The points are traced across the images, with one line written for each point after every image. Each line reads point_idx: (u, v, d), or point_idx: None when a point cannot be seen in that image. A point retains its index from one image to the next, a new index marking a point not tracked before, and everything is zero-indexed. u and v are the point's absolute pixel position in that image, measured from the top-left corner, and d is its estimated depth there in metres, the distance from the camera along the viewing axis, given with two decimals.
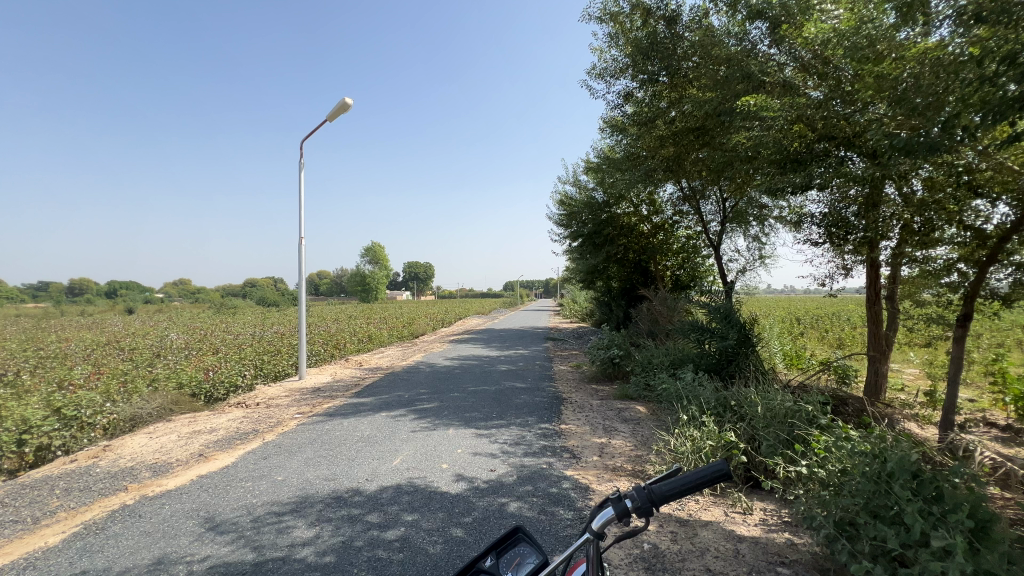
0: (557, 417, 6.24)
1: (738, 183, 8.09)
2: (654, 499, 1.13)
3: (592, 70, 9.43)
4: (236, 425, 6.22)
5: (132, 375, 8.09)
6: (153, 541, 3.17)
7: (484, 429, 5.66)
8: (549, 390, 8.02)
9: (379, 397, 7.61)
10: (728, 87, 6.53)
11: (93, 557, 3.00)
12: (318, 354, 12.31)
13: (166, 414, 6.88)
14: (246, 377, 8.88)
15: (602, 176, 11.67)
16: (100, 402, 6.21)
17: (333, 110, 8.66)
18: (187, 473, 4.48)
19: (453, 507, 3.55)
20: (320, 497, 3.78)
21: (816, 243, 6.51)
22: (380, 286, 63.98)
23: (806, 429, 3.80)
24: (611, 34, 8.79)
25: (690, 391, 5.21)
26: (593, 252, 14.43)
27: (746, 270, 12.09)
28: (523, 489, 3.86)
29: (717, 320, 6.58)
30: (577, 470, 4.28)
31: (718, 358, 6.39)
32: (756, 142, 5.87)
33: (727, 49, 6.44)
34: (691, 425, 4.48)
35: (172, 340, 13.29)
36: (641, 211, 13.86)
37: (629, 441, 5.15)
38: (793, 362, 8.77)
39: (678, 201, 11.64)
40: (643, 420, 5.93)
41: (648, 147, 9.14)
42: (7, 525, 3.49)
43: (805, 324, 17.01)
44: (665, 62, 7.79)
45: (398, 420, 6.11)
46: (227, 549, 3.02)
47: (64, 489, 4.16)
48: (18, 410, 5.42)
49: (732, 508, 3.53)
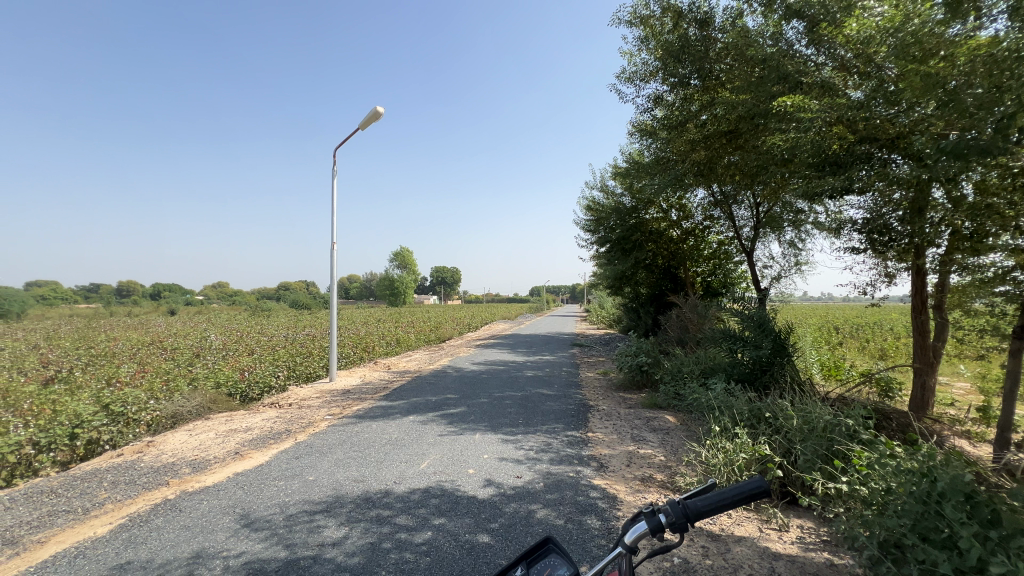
0: (584, 424, 6.19)
1: (773, 188, 7.92)
2: (690, 514, 1.09)
3: (622, 74, 9.40)
4: (270, 425, 6.40)
5: (173, 374, 8.48)
6: (192, 535, 3.29)
7: (511, 435, 5.65)
8: (577, 397, 7.94)
9: (406, 400, 7.70)
10: (763, 89, 6.41)
11: (137, 548, 3.14)
12: (348, 358, 12.59)
13: (205, 412, 7.16)
14: (279, 377, 9.17)
15: (630, 181, 11.56)
16: (144, 399, 6.52)
17: (366, 118, 8.90)
18: (223, 470, 4.64)
19: (479, 512, 3.56)
20: (349, 498, 3.85)
21: (856, 250, 6.29)
22: (409, 291, 65.08)
23: (847, 444, 3.60)
24: (640, 37, 8.72)
25: (723, 401, 5.07)
26: (621, 257, 14.26)
27: (781, 277, 11.71)
28: (550, 497, 3.83)
29: (750, 329, 6.41)
30: (605, 480, 4.22)
31: (752, 368, 6.21)
32: (793, 145, 5.71)
33: (762, 49, 6.28)
34: (724, 436, 4.36)
35: (211, 340, 13.90)
36: (670, 216, 13.68)
37: (658, 451, 5.04)
38: (832, 373, 8.43)
39: (710, 205, 11.46)
40: (672, 430, 5.82)
41: (678, 151, 8.90)
42: (60, 515, 3.70)
43: (845, 333, 16.33)
44: (697, 64, 7.69)
45: (426, 424, 6.17)
46: (261, 547, 3.10)
47: (112, 482, 4.38)
48: (71, 405, 5.74)
49: (766, 523, 3.41)
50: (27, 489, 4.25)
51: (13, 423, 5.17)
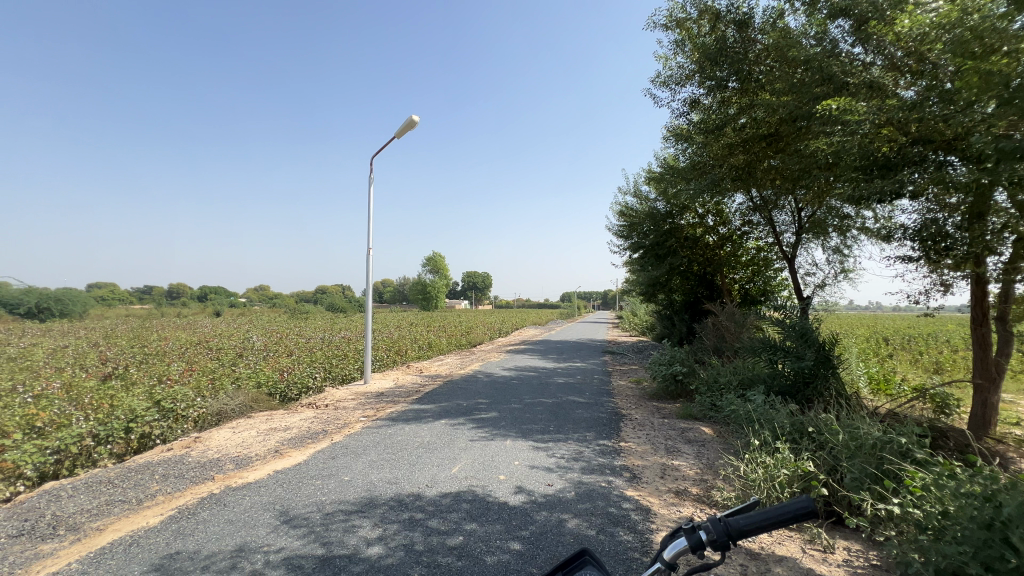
0: (616, 433, 6.09)
1: (817, 192, 7.62)
2: (733, 533, 1.06)
3: (656, 78, 9.31)
4: (308, 425, 6.62)
5: (219, 373, 8.90)
6: (235, 529, 3.43)
7: (542, 442, 5.62)
8: (609, 405, 7.82)
9: (438, 404, 7.78)
10: (806, 91, 6.20)
11: (185, 539, 3.29)
12: (382, 360, 12.86)
13: (247, 410, 7.47)
14: (317, 378, 9.46)
15: (664, 186, 11.36)
16: (192, 396, 6.86)
17: (402, 127, 9.12)
18: (264, 468, 4.83)
19: (510, 519, 3.56)
20: (383, 499, 3.92)
21: (908, 257, 5.97)
22: (441, 295, 65.96)
23: (899, 464, 3.39)
24: (676, 40, 8.60)
25: (763, 414, 4.88)
26: (655, 264, 14.01)
27: (826, 285, 11.21)
28: (581, 506, 3.79)
29: (792, 339, 6.15)
30: (638, 491, 4.14)
31: (794, 379, 5.98)
32: (838, 148, 5.49)
33: (805, 50, 6.08)
34: (764, 451, 4.20)
35: (253, 341, 14.50)
36: (706, 221, 13.35)
37: (693, 464, 4.90)
38: (882, 386, 7.98)
39: (749, 210, 11.13)
40: (708, 442, 5.65)
41: (715, 155, 8.71)
42: (117, 504, 3.94)
43: (895, 345, 15.40)
44: (735, 67, 7.50)
45: (457, 428, 6.22)
46: (299, 543, 3.20)
47: (162, 475, 4.62)
48: (127, 400, 6.10)
49: (810, 543, 3.26)
50: (87, 479, 4.53)
51: (76, 416, 5.54)
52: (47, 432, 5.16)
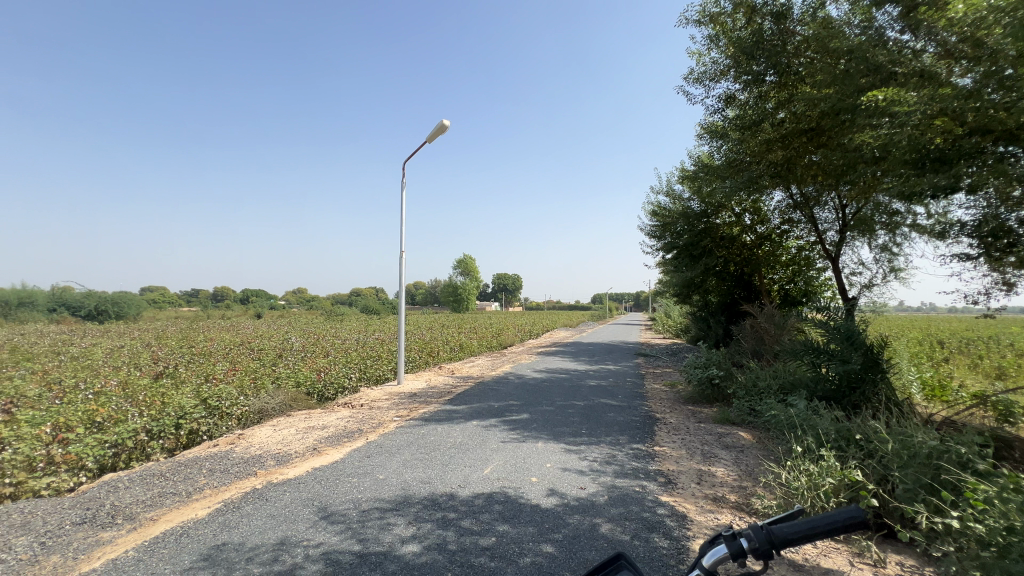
0: (650, 437, 5.98)
1: (863, 188, 7.27)
2: (776, 541, 1.02)
3: (689, 75, 9.12)
4: (344, 423, 6.81)
5: (260, 373, 9.25)
6: (277, 524, 3.56)
7: (574, 444, 5.58)
8: (643, 409, 7.67)
9: (470, 405, 7.83)
10: (850, 82, 5.95)
11: (230, 532, 3.44)
12: (414, 362, 13.06)
13: (287, 409, 7.74)
14: (352, 379, 9.71)
15: (698, 185, 11.10)
16: (235, 394, 7.17)
17: (432, 132, 9.26)
18: (304, 464, 4.99)
19: (542, 522, 3.54)
20: (417, 498, 3.98)
21: (965, 255, 5.61)
22: (472, 297, 66.60)
23: (958, 475, 3.18)
24: (710, 35, 8.40)
25: (805, 420, 4.69)
26: (689, 264, 13.68)
27: (873, 285, 10.67)
28: (615, 511, 3.74)
29: (837, 342, 5.86)
30: (673, 497, 4.05)
31: (839, 384, 5.71)
32: (886, 141, 5.23)
33: (847, 40, 5.83)
34: (807, 458, 4.03)
35: (291, 343, 15.02)
36: (743, 220, 12.98)
37: (731, 470, 4.75)
38: (937, 392, 7.52)
39: (788, 208, 10.71)
40: (747, 448, 5.47)
41: (752, 152, 8.44)
42: (169, 496, 4.16)
43: (951, 347, 14.47)
44: (773, 60, 7.28)
45: (489, 430, 6.25)
46: (337, 539, 3.29)
47: (210, 469, 4.85)
48: (176, 398, 6.44)
49: (859, 557, 3.10)
50: (142, 472, 4.81)
51: (131, 412, 5.87)
52: (106, 426, 5.50)
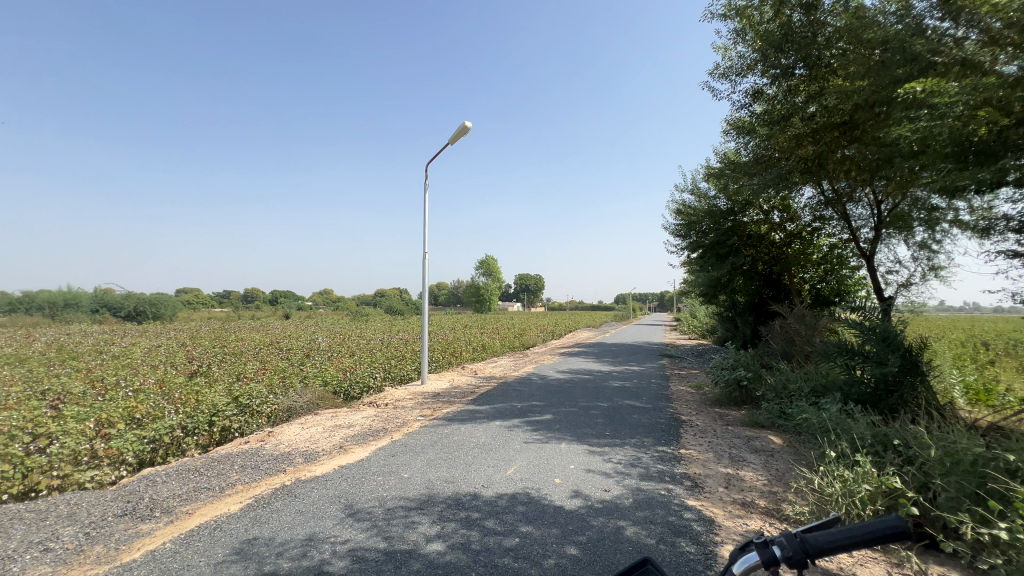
0: (676, 440, 5.88)
1: (900, 183, 7.00)
2: (811, 549, 0.99)
3: (715, 70, 8.94)
4: (369, 422, 6.92)
5: (289, 372, 9.50)
6: (306, 520, 3.64)
7: (597, 446, 5.53)
8: (668, 411, 7.54)
9: (493, 406, 7.84)
10: (885, 73, 5.73)
11: (261, 527, 3.54)
12: (437, 362, 13.18)
13: (314, 407, 7.91)
14: (377, 378, 9.86)
15: (725, 182, 10.87)
16: (265, 393, 7.38)
17: (454, 134, 9.34)
18: (330, 462, 5.09)
19: (566, 524, 3.52)
20: (441, 497, 4.01)
21: (1012, 252, 5.34)
22: (494, 298, 66.76)
23: (1007, 484, 3.02)
24: (736, 29, 8.23)
25: (840, 424, 4.53)
26: (715, 264, 13.37)
27: (911, 285, 10.24)
28: (640, 514, 3.68)
29: (872, 343, 5.64)
30: (700, 501, 3.97)
31: (875, 388, 5.50)
32: (924, 134, 5.02)
33: (882, 30, 5.62)
34: (842, 463, 3.89)
35: (318, 343, 15.36)
36: (772, 218, 12.67)
37: (760, 475, 4.62)
38: (981, 397, 7.16)
39: (819, 205, 10.39)
40: (777, 452, 5.31)
41: (781, 147, 8.22)
42: (203, 491, 4.30)
43: (997, 348, 13.75)
44: (803, 52, 7.08)
45: (512, 430, 6.25)
46: (363, 536, 3.34)
47: (241, 466, 5.00)
48: (210, 396, 6.66)
49: (897, 568, 2.98)
50: (178, 467, 4.99)
51: (167, 409, 6.10)
52: (145, 423, 5.73)
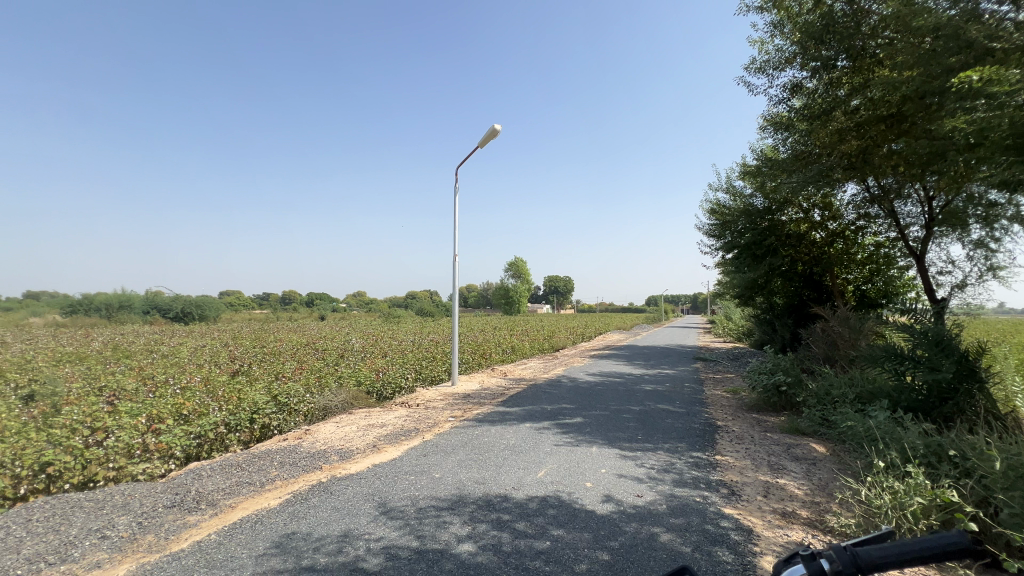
0: (711, 446, 5.72)
1: (953, 178, 6.61)
2: (864, 564, 0.94)
3: (751, 65, 8.70)
4: (402, 422, 7.04)
5: (324, 372, 9.77)
6: (341, 516, 3.72)
7: (630, 451, 5.44)
8: (703, 416, 7.34)
9: (523, 407, 7.83)
10: (937, 63, 5.43)
11: (299, 522, 3.65)
12: (468, 364, 13.29)
13: (349, 407, 8.11)
14: (408, 379, 10.03)
15: (762, 180, 10.52)
16: (302, 392, 7.62)
17: (484, 137, 9.40)
18: (364, 461, 5.21)
19: (598, 528, 3.47)
20: (472, 499, 4.04)
21: None
22: (523, 300, 66.87)
23: None
24: (774, 21, 8.00)
25: (889, 433, 4.29)
26: (752, 265, 12.96)
27: (967, 286, 9.64)
28: (675, 521, 3.60)
29: (924, 348, 5.35)
30: (737, 510, 3.84)
31: (927, 395, 5.20)
32: (982, 125, 4.72)
33: (934, 16, 5.33)
34: (891, 474, 3.69)
35: (352, 344, 15.77)
36: (812, 217, 12.19)
37: (802, 484, 4.44)
38: None
39: (864, 203, 9.92)
40: (820, 460, 5.09)
41: (822, 143, 7.90)
42: (246, 485, 4.48)
43: None
44: (845, 43, 6.80)
45: (543, 433, 6.23)
46: (396, 534, 3.39)
47: (280, 462, 5.18)
48: (251, 395, 6.93)
49: None
50: (222, 462, 5.21)
51: (211, 406, 6.38)
52: (192, 419, 6.02)
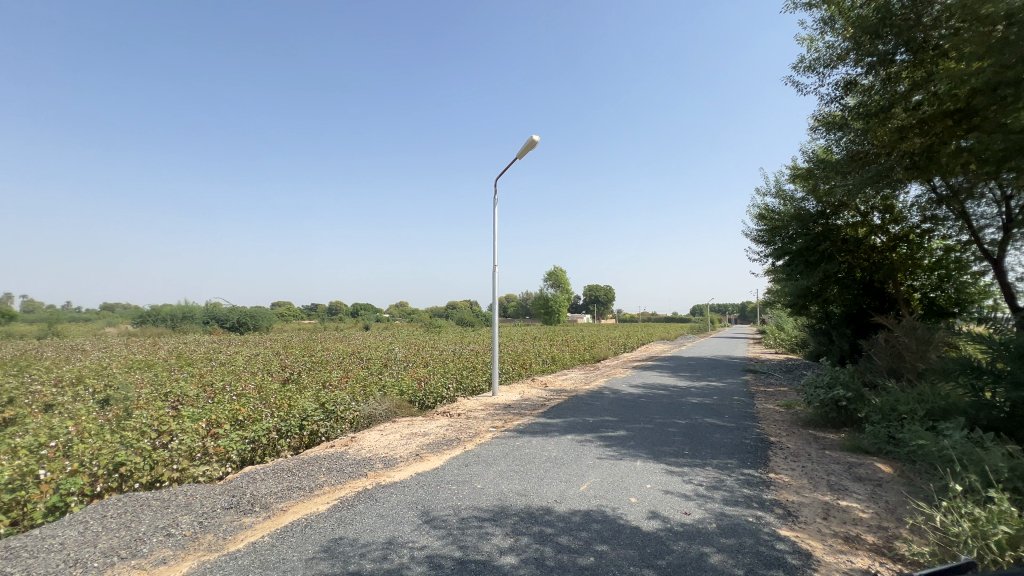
0: (764, 463, 5.43)
1: None
2: None
3: (799, 64, 8.38)
4: (443, 432, 7.11)
5: (369, 381, 10.04)
6: (386, 524, 3.79)
7: (676, 466, 5.25)
8: (754, 431, 6.99)
9: (564, 419, 7.73)
10: (1011, 51, 5.04)
11: (346, 527, 3.74)
12: (508, 374, 13.29)
13: (392, 415, 8.29)
14: (449, 389, 10.14)
15: (814, 183, 10.04)
16: (348, 400, 7.86)
17: (522, 148, 9.48)
18: (407, 469, 5.30)
19: (644, 546, 3.36)
20: (514, 510, 4.01)
21: None
22: (563, 309, 66.40)
23: None
24: (824, 18, 7.69)
25: (967, 453, 3.94)
26: (805, 272, 12.41)
27: None
28: (726, 542, 3.43)
29: (1005, 361, 4.89)
30: (795, 532, 3.62)
31: (1010, 413, 4.74)
32: None
33: (1006, 2, 4.94)
34: (970, 499, 3.37)
35: (395, 353, 16.14)
36: (871, 220, 11.48)
37: (867, 507, 4.13)
38: None
39: (930, 204, 9.25)
40: (887, 482, 4.72)
41: (880, 142, 7.45)
42: (296, 490, 4.65)
43: None
44: (904, 36, 6.43)
45: (585, 445, 6.12)
46: (439, 543, 3.42)
47: (328, 468, 5.34)
48: (301, 402, 7.21)
49: None
50: (274, 466, 5.44)
51: (264, 413, 6.69)
52: (247, 424, 6.33)
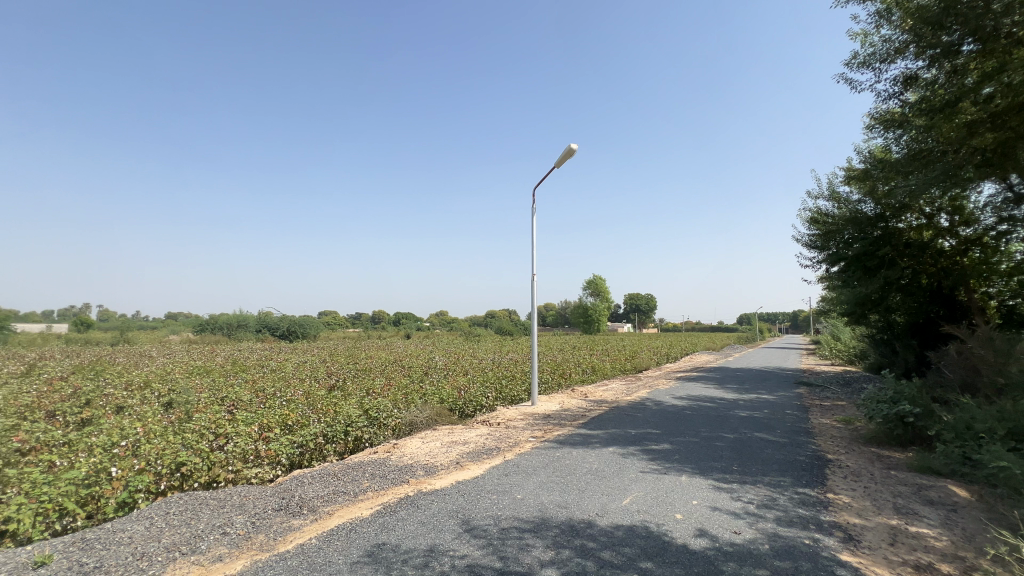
0: (821, 482, 5.11)
1: None
2: None
3: (852, 59, 7.99)
4: (483, 440, 7.13)
5: (410, 388, 10.23)
6: (427, 531, 3.83)
7: (724, 482, 5.02)
8: (809, 448, 6.60)
9: (605, 430, 7.57)
10: None
11: (389, 533, 3.80)
12: (547, 384, 13.19)
13: (433, 423, 8.40)
14: (488, 398, 10.16)
15: (872, 184, 9.50)
16: (390, 408, 8.04)
17: (560, 157, 9.48)
18: (448, 477, 5.34)
19: (691, 565, 3.23)
20: (555, 522, 3.95)
21: None
22: (603, 319, 65.45)
23: None
24: (880, 11, 7.36)
25: None
26: (863, 278, 11.71)
27: None
28: (780, 564, 3.24)
29: None
30: (858, 558, 3.37)
31: None
32: None
33: None
34: None
35: (435, 361, 16.38)
36: (938, 223, 10.72)
37: (940, 534, 3.79)
38: None
39: (1007, 203, 8.51)
40: (964, 507, 4.32)
41: (946, 138, 6.95)
42: (341, 494, 4.78)
43: None
44: (971, 25, 6.00)
45: (627, 458, 5.97)
46: (480, 553, 3.41)
47: (371, 474, 5.47)
48: (345, 409, 7.43)
49: None
50: (321, 470, 5.63)
51: (312, 418, 6.94)
52: (296, 429, 6.58)
